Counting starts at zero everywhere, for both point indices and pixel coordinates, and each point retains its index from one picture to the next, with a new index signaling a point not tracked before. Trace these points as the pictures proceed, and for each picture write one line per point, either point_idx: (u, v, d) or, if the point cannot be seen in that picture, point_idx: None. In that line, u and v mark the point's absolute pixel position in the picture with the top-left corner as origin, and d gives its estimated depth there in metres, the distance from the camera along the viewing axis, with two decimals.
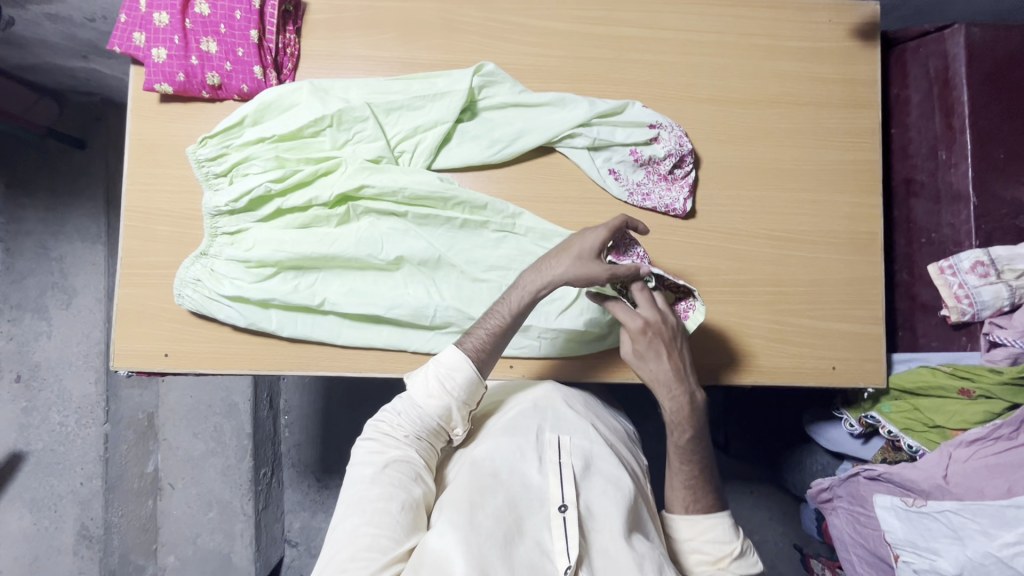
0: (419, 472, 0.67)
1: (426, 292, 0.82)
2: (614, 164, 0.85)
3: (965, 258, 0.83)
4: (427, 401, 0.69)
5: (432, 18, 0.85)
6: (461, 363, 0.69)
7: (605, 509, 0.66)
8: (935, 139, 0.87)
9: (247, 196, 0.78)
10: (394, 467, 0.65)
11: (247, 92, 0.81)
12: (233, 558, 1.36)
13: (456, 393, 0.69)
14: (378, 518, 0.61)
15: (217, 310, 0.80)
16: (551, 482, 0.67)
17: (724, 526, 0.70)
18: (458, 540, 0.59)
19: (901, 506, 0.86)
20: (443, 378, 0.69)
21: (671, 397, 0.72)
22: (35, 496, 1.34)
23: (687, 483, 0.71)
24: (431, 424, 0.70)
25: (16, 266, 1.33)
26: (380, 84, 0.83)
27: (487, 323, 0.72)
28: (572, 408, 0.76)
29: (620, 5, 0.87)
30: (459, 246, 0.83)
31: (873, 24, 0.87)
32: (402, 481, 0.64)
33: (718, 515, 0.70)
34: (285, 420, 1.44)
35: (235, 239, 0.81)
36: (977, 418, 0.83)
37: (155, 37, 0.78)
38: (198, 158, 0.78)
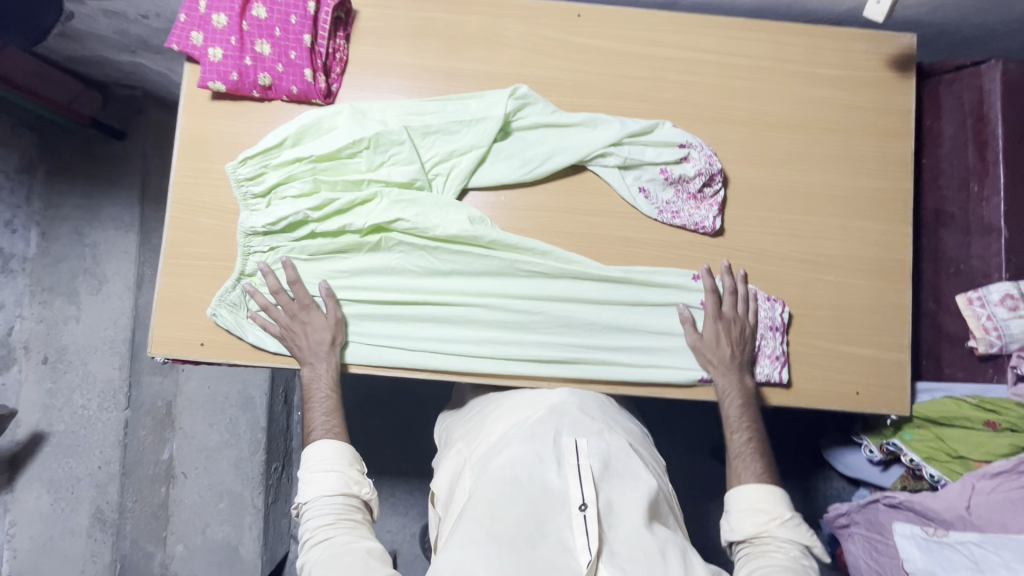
0: (356, 541, 0.69)
1: (453, 327, 0.84)
2: (644, 182, 0.86)
3: (994, 290, 0.84)
4: (322, 483, 0.74)
5: (478, 31, 0.88)
6: (316, 452, 0.76)
7: (625, 507, 0.67)
8: (968, 172, 0.88)
9: (284, 221, 0.81)
10: (329, 556, 0.67)
11: (296, 93, 0.84)
12: (241, 551, 1.39)
13: (338, 463, 0.76)
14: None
15: (250, 333, 0.83)
16: (570, 484, 0.67)
17: (780, 496, 0.76)
18: (480, 554, 0.62)
19: (920, 534, 0.88)
20: (317, 466, 0.75)
21: (725, 373, 0.82)
22: (53, 476, 1.33)
23: (742, 455, 0.79)
24: (340, 501, 0.74)
25: (52, 250, 1.35)
26: (415, 105, 0.85)
27: (314, 417, 0.80)
28: (586, 412, 0.76)
29: (662, 26, 0.89)
30: (489, 284, 0.85)
31: (910, 57, 0.89)
32: (343, 559, 0.67)
33: (773, 486, 0.76)
34: (297, 416, 1.46)
35: (271, 257, 0.83)
36: (1002, 450, 0.84)
37: (212, 37, 0.81)
38: (238, 176, 0.81)
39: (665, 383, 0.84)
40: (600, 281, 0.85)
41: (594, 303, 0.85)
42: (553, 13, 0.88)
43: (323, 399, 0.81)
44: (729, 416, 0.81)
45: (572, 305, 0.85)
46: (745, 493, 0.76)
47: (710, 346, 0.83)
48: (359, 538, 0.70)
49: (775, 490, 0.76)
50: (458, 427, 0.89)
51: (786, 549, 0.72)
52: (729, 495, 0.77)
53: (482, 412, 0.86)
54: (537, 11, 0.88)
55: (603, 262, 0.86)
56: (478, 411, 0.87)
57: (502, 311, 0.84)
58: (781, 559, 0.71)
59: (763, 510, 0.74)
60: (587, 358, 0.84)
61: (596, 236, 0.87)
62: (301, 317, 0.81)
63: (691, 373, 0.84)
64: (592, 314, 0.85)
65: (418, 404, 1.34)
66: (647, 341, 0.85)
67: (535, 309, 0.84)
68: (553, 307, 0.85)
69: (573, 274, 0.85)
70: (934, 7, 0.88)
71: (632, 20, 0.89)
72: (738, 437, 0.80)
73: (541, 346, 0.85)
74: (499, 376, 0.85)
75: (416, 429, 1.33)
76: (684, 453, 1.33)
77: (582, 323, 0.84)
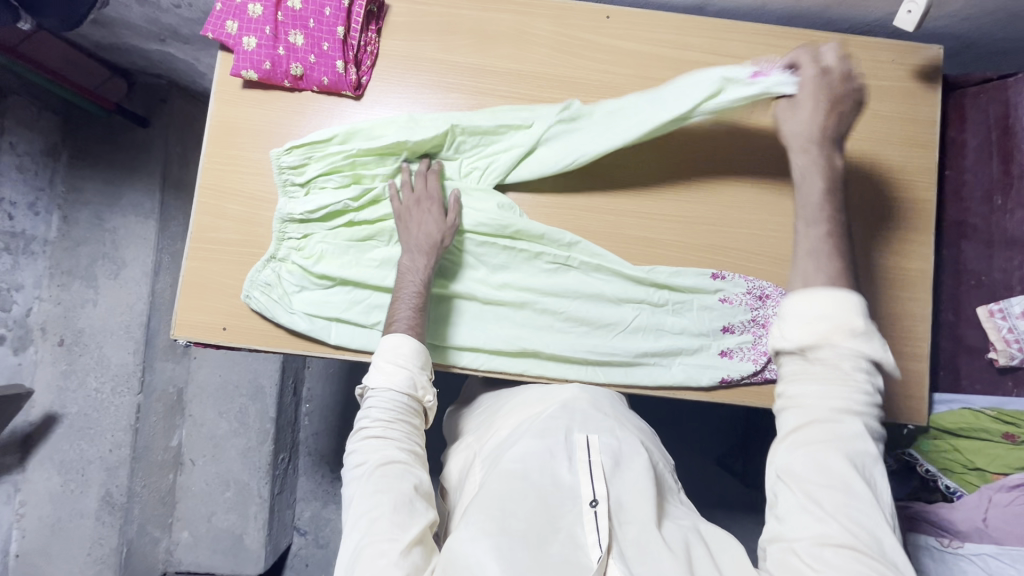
0: (406, 462, 0.68)
1: (495, 324, 0.86)
2: None
3: (1016, 303, 0.84)
4: (392, 383, 0.72)
5: (508, 29, 0.89)
6: (402, 341, 0.74)
7: (636, 503, 0.66)
8: (991, 184, 0.88)
9: (324, 209, 0.83)
10: (378, 472, 0.66)
11: (326, 84, 0.85)
12: (245, 539, 1.38)
13: (411, 363, 0.74)
14: (378, 526, 0.62)
15: (280, 314, 0.83)
16: (581, 480, 0.67)
17: (853, 304, 0.58)
18: (491, 545, 0.59)
19: (935, 546, 0.88)
20: (392, 359, 0.73)
21: (810, 158, 0.69)
22: (64, 458, 1.32)
23: (811, 252, 0.63)
24: (403, 407, 0.72)
25: (71, 234, 1.36)
26: (465, 114, 0.85)
27: (399, 306, 0.77)
28: (597, 407, 0.77)
29: (690, 30, 0.89)
30: (529, 283, 0.85)
31: (936, 67, 0.89)
32: (391, 480, 0.65)
33: (849, 292, 0.59)
34: (307, 407, 1.48)
35: (302, 243, 0.85)
36: (1020, 463, 0.84)
37: (247, 26, 0.82)
38: (281, 164, 0.82)
39: (690, 385, 0.84)
40: (623, 278, 0.86)
41: (616, 300, 0.85)
42: (583, 14, 0.89)
43: (414, 291, 0.78)
44: (802, 201, 0.67)
45: (594, 301, 0.85)
46: (805, 299, 0.59)
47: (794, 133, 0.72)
48: (412, 467, 0.67)
49: (850, 297, 0.58)
50: (470, 420, 0.89)
51: (846, 380, 0.56)
52: (785, 301, 0.61)
53: (493, 407, 0.86)
54: (567, 12, 0.89)
55: (627, 260, 0.86)
56: (494, 401, 0.88)
57: (526, 306, 0.85)
58: (836, 391, 0.56)
59: (825, 319, 0.58)
60: (607, 355, 0.85)
61: (618, 236, 0.87)
62: (430, 207, 0.82)
63: (713, 372, 0.84)
64: (614, 310, 0.85)
65: None
66: (667, 339, 0.85)
67: (558, 305, 0.85)
68: (576, 303, 0.85)
69: (595, 271, 0.86)
70: (963, 19, 0.89)
71: (661, 23, 0.89)
72: (813, 227, 0.65)
73: (564, 342, 0.85)
74: (520, 370, 0.86)
75: None
76: (691, 459, 1.34)
77: (605, 319, 0.85)
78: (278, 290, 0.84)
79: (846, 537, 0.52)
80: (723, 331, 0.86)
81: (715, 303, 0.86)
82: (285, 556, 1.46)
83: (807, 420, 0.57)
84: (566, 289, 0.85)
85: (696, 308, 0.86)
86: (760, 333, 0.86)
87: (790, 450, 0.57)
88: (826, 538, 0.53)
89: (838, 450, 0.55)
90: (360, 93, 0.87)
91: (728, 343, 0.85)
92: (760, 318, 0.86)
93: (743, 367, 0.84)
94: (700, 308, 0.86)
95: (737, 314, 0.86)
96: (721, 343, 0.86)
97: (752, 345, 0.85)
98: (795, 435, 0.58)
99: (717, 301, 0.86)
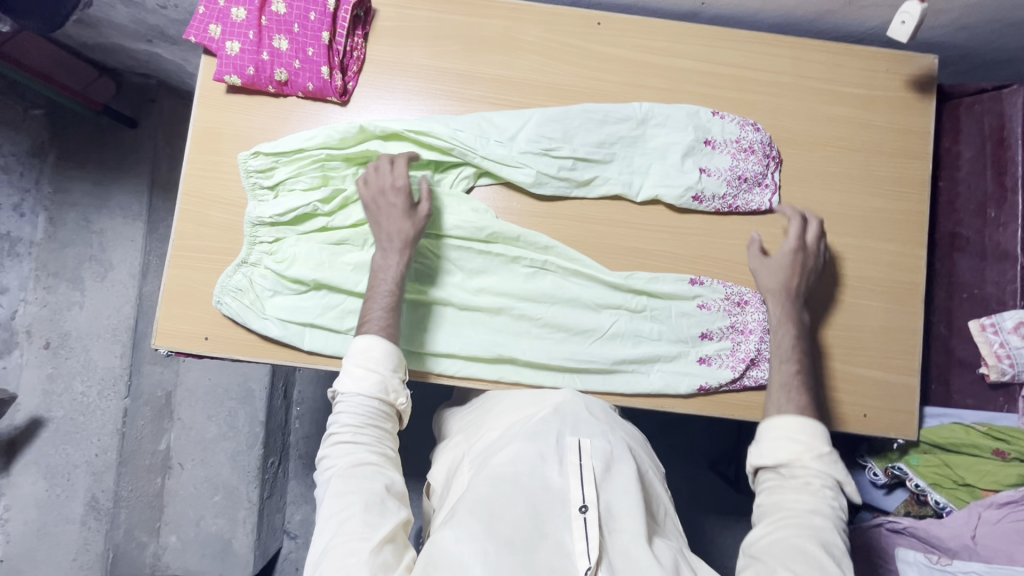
0: (378, 464, 0.67)
1: (470, 328, 0.84)
2: (702, 163, 0.86)
3: (1008, 317, 0.83)
4: (361, 384, 0.71)
5: (497, 35, 0.87)
6: (372, 343, 0.72)
7: (626, 512, 0.65)
8: (985, 196, 0.87)
9: (293, 212, 0.82)
10: (349, 475, 0.66)
11: (311, 90, 0.84)
12: (233, 544, 1.37)
13: (382, 366, 0.72)
14: (349, 525, 0.61)
15: (253, 320, 0.82)
16: (571, 484, 0.66)
17: (819, 430, 0.71)
18: (477, 551, 0.58)
19: (923, 562, 0.87)
20: (361, 362, 0.72)
21: (788, 302, 0.80)
22: (51, 462, 1.31)
23: (784, 385, 0.76)
24: (374, 410, 0.71)
25: (59, 235, 1.34)
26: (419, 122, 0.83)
27: (372, 308, 0.75)
28: (591, 411, 0.75)
29: (681, 37, 0.88)
30: (506, 285, 0.84)
31: (931, 78, 0.88)
32: (362, 480, 0.65)
33: (814, 421, 0.72)
34: (296, 411, 1.45)
35: (274, 248, 0.83)
36: (1010, 480, 0.84)
37: (231, 31, 0.81)
38: (248, 167, 0.82)
39: (672, 393, 0.83)
40: (602, 284, 0.85)
41: (595, 306, 0.85)
42: (573, 20, 0.88)
43: (387, 290, 0.76)
44: (777, 344, 0.79)
45: (572, 307, 0.85)
46: (781, 421, 0.72)
47: (770, 277, 0.82)
48: (384, 470, 0.67)
49: (817, 425, 0.71)
50: (458, 421, 0.87)
51: (815, 491, 0.68)
52: (765, 422, 0.74)
53: (481, 409, 0.84)
54: (557, 17, 0.88)
55: (605, 267, 0.85)
56: (478, 408, 0.86)
57: (502, 312, 0.84)
58: (808, 500, 0.67)
59: (796, 438, 0.70)
60: (585, 362, 0.83)
61: (608, 246, 0.86)
62: (397, 197, 0.79)
63: (691, 380, 0.83)
64: (592, 317, 0.85)
65: (419, 407, 1.32)
66: (646, 346, 0.84)
67: (535, 311, 0.84)
68: (554, 308, 0.84)
69: (573, 276, 0.85)
70: (959, 29, 0.87)
71: (653, 30, 0.88)
72: (786, 366, 0.77)
73: (541, 348, 0.84)
74: (496, 376, 0.84)
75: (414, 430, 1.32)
76: (683, 466, 1.33)
77: (582, 325, 0.84)
78: (250, 295, 0.82)
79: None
80: (702, 338, 0.85)
81: (694, 309, 0.85)
82: (274, 560, 1.43)
83: (785, 519, 0.66)
84: (540, 295, 0.84)
85: (674, 315, 0.85)
86: (740, 339, 0.85)
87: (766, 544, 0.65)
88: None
89: (814, 538, 0.63)
90: (344, 101, 0.85)
91: (707, 350, 0.84)
92: (741, 324, 0.85)
93: (723, 374, 0.83)
94: (679, 315, 0.85)
95: (716, 320, 0.85)
96: (700, 350, 0.84)
97: (731, 352, 0.84)
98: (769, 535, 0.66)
99: (696, 306, 0.85)
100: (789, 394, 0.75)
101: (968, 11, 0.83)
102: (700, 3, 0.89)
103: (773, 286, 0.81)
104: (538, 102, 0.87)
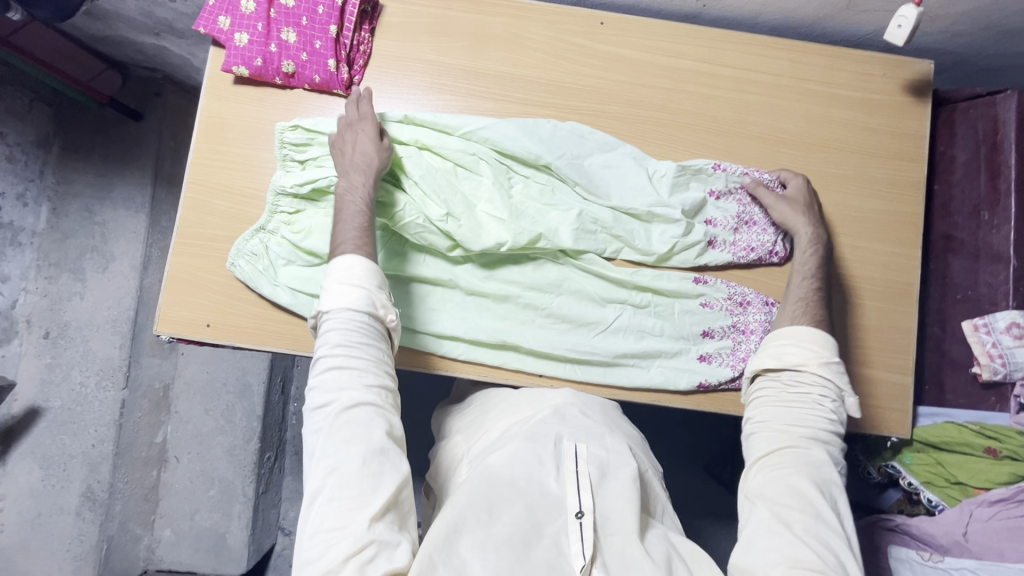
0: (366, 392, 0.65)
1: (491, 314, 0.85)
2: (710, 213, 0.87)
3: (1000, 318, 0.85)
4: (346, 303, 0.69)
5: (501, 32, 0.89)
6: (351, 262, 0.71)
7: (621, 514, 0.65)
8: (979, 200, 0.89)
9: (312, 185, 0.82)
10: (343, 415, 0.63)
11: (318, 83, 0.85)
12: (227, 539, 1.36)
13: (366, 282, 0.71)
14: (347, 479, 0.60)
15: (263, 285, 0.82)
16: (568, 491, 0.66)
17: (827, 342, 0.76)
18: (473, 557, 0.59)
19: (916, 559, 0.93)
20: (344, 279, 0.71)
21: (812, 228, 0.83)
22: (46, 452, 1.30)
23: (803, 300, 0.79)
24: (363, 342, 0.68)
25: (61, 226, 1.34)
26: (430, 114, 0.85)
27: (342, 229, 0.75)
28: (588, 414, 0.76)
29: (683, 38, 0.90)
30: (518, 274, 0.85)
31: (927, 83, 0.90)
32: (359, 423, 0.63)
33: (825, 335, 0.76)
34: (295, 406, 1.46)
35: (293, 220, 0.84)
36: (1002, 479, 0.86)
37: (240, 22, 0.83)
38: (284, 139, 0.83)
39: (671, 388, 0.84)
40: (607, 279, 0.86)
41: (600, 300, 0.85)
42: (576, 20, 0.90)
43: (357, 210, 0.76)
44: (798, 262, 0.82)
45: (577, 299, 0.85)
46: (794, 331, 0.77)
47: (789, 210, 0.83)
48: (376, 409, 0.65)
49: (827, 337, 0.76)
50: (455, 421, 0.87)
51: (816, 403, 0.73)
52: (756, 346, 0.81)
53: (482, 408, 0.84)
54: (561, 16, 0.90)
55: (613, 262, 0.87)
56: (482, 402, 0.86)
57: (508, 299, 0.85)
58: (808, 410, 0.73)
59: (809, 351, 0.75)
60: (588, 354, 0.84)
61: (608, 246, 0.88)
62: (367, 124, 0.80)
63: (691, 376, 0.84)
64: (596, 310, 0.85)
65: (416, 403, 1.33)
66: (648, 341, 0.85)
67: (541, 301, 0.85)
68: (561, 298, 0.85)
69: (581, 268, 0.86)
70: (954, 35, 0.89)
71: (654, 30, 0.90)
72: (806, 283, 0.80)
73: (545, 338, 0.84)
74: (497, 363, 0.85)
75: (411, 427, 1.32)
76: (679, 467, 1.34)
77: (587, 317, 0.85)
78: (264, 261, 0.83)
79: (816, 560, 0.60)
80: (703, 336, 0.86)
81: (697, 307, 0.86)
82: (269, 556, 1.43)
83: (791, 438, 0.71)
84: (549, 285, 0.85)
85: (677, 313, 0.86)
86: (741, 339, 0.86)
87: (770, 461, 0.70)
88: (797, 560, 0.60)
89: (811, 477, 0.67)
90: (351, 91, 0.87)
91: (708, 348, 0.85)
92: (742, 324, 0.86)
93: (724, 371, 0.84)
94: (682, 313, 0.86)
95: (718, 319, 0.86)
96: (701, 348, 0.85)
97: (732, 351, 0.85)
98: (771, 458, 0.70)
99: (700, 304, 0.86)
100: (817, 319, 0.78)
101: (962, 17, 0.85)
102: (701, 5, 0.91)
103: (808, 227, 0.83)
104: (542, 99, 0.89)
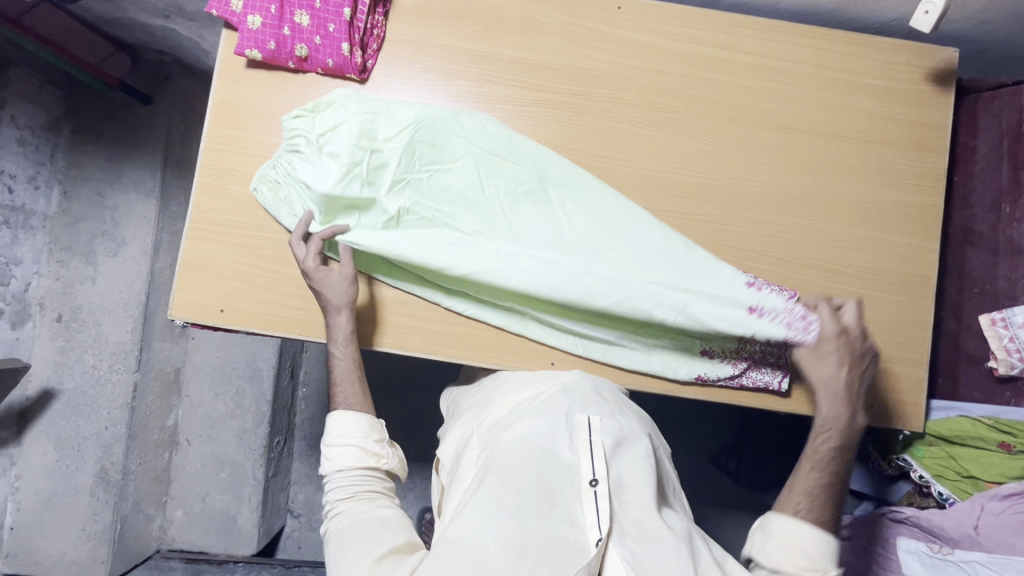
0: (371, 509, 0.70)
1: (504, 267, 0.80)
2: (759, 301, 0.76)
3: (1018, 313, 0.84)
4: (340, 455, 0.75)
5: (518, 16, 0.87)
6: (344, 416, 0.77)
7: (636, 483, 0.66)
8: (1000, 192, 0.88)
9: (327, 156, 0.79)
10: (351, 521, 0.68)
11: (331, 67, 0.84)
12: (238, 520, 1.39)
13: (357, 435, 0.76)
14: (353, 551, 0.64)
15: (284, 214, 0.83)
16: (581, 458, 0.67)
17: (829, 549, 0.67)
18: (486, 524, 0.59)
19: (925, 551, 0.93)
20: (337, 434, 0.76)
21: (833, 402, 0.76)
22: (60, 433, 1.30)
23: (807, 493, 0.71)
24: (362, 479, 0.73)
25: (73, 209, 1.34)
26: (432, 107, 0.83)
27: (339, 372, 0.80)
28: (600, 393, 0.76)
29: (703, 24, 0.88)
30: (532, 235, 0.80)
31: (950, 71, 0.88)
32: (365, 524, 0.67)
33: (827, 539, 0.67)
34: (303, 392, 1.49)
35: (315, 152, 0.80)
36: (1015, 473, 0.87)
37: (252, 4, 0.81)
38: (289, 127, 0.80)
39: (668, 376, 0.84)
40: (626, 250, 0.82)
41: None
42: (594, 5, 0.88)
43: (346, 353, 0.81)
44: (813, 446, 0.74)
45: None
46: (793, 529, 0.67)
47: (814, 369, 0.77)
48: (381, 510, 0.70)
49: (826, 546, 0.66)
50: (466, 400, 0.88)
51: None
52: (760, 524, 0.71)
53: (491, 388, 0.85)
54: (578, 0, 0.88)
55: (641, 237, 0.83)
56: (491, 382, 0.87)
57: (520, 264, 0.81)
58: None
59: (806, 554, 0.66)
60: (592, 331, 0.83)
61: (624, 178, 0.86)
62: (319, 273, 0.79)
63: (690, 367, 0.84)
64: None
65: (424, 390, 1.34)
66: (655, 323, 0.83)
67: None
68: None
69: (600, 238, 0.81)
70: (981, 22, 0.87)
71: (672, 16, 0.88)
72: (811, 471, 0.72)
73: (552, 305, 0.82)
74: (501, 324, 0.85)
75: (418, 413, 1.34)
76: (684, 457, 1.34)
77: None
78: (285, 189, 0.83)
79: None
80: None
81: None
82: (277, 537, 1.46)
83: None
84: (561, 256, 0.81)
85: None
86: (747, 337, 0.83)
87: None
88: None
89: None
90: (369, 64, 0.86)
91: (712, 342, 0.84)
92: None
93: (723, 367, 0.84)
94: None
95: None
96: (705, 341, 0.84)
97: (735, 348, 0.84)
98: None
99: None
100: (825, 503, 0.70)
101: (990, 4, 0.83)
102: None
103: (831, 399, 0.76)
104: (553, 85, 0.87)
